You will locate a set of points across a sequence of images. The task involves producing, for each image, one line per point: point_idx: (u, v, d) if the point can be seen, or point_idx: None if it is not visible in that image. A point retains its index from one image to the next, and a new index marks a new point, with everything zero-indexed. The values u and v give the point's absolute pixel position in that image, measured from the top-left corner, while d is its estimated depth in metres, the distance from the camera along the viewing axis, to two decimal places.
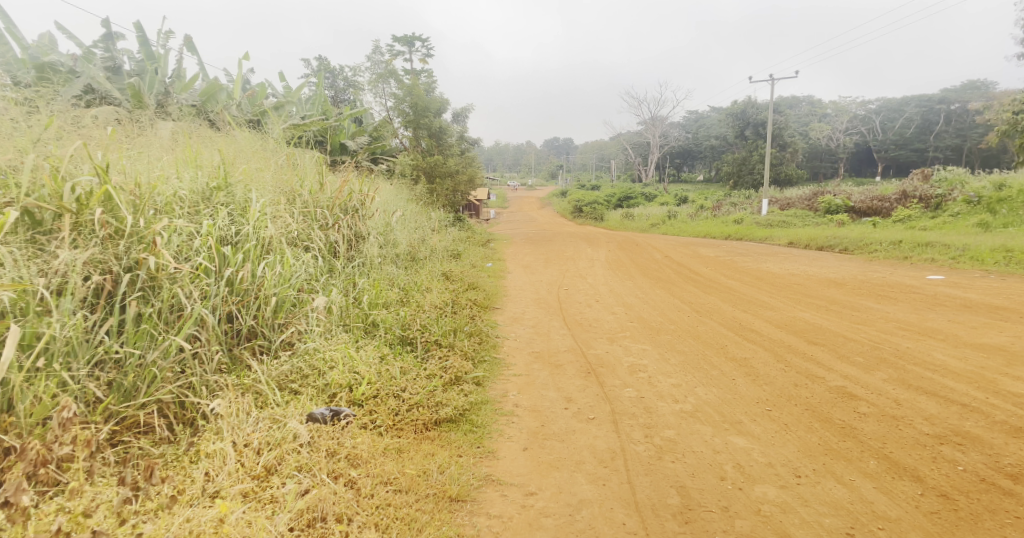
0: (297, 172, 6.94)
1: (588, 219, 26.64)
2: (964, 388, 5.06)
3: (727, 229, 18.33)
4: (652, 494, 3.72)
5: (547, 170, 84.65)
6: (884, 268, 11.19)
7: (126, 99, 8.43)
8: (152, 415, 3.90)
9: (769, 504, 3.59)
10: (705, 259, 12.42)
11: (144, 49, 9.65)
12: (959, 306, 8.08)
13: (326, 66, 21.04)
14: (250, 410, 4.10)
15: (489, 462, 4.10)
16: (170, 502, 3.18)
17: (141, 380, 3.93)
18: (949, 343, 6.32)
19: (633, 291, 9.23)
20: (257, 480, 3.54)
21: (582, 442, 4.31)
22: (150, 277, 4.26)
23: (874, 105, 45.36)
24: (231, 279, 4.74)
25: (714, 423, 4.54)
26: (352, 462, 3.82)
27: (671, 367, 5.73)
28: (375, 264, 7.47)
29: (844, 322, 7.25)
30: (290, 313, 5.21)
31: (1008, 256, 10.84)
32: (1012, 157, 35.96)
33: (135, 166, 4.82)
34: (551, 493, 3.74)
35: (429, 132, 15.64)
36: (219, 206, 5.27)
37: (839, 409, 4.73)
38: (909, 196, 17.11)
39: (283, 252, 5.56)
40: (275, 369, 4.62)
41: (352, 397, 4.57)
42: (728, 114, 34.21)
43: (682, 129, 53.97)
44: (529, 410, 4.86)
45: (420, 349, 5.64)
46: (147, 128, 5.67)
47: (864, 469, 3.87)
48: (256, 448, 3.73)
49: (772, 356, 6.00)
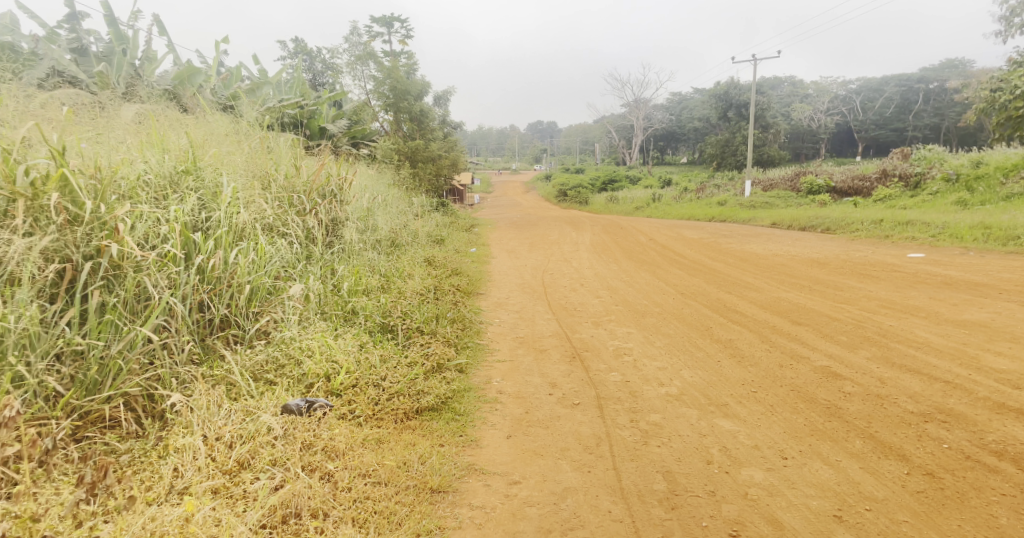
0: (271, 156, 6.78)
1: (573, 204, 26.61)
2: (946, 365, 5.06)
3: (711, 211, 18.34)
4: (637, 480, 3.66)
5: (531, 155, 84.31)
6: (865, 247, 11.24)
7: (92, 82, 8.19)
8: (118, 408, 3.80)
9: (756, 488, 3.54)
10: (688, 241, 12.39)
11: (111, 30, 9.40)
12: (940, 283, 8.10)
13: (303, 48, 20.65)
14: (222, 402, 4.00)
15: (471, 450, 4.02)
16: (128, 503, 3.07)
17: (105, 373, 3.82)
18: (930, 321, 6.32)
19: (617, 275, 9.17)
20: (228, 475, 3.44)
21: (566, 429, 4.25)
22: (113, 265, 4.14)
23: (854, 85, 45.56)
24: (202, 267, 4.64)
25: (700, 406, 4.49)
26: (329, 454, 3.71)
27: (656, 350, 5.68)
28: (354, 251, 7.34)
29: (827, 301, 7.24)
30: (265, 301, 5.13)
31: (987, 232, 10.91)
32: (988, 134, 36.35)
33: (94, 149, 4.68)
34: (535, 481, 3.67)
35: (410, 116, 15.42)
36: (187, 191, 5.16)
37: (824, 389, 4.70)
38: (889, 175, 17.22)
39: (256, 239, 5.46)
40: (249, 359, 4.52)
41: (329, 387, 4.47)
42: (710, 96, 34.13)
43: (666, 110, 53.80)
44: (513, 396, 4.78)
45: (401, 337, 5.53)
46: (110, 111, 5.50)
47: (849, 449, 3.84)
48: (227, 442, 3.62)
49: (757, 337, 5.97)
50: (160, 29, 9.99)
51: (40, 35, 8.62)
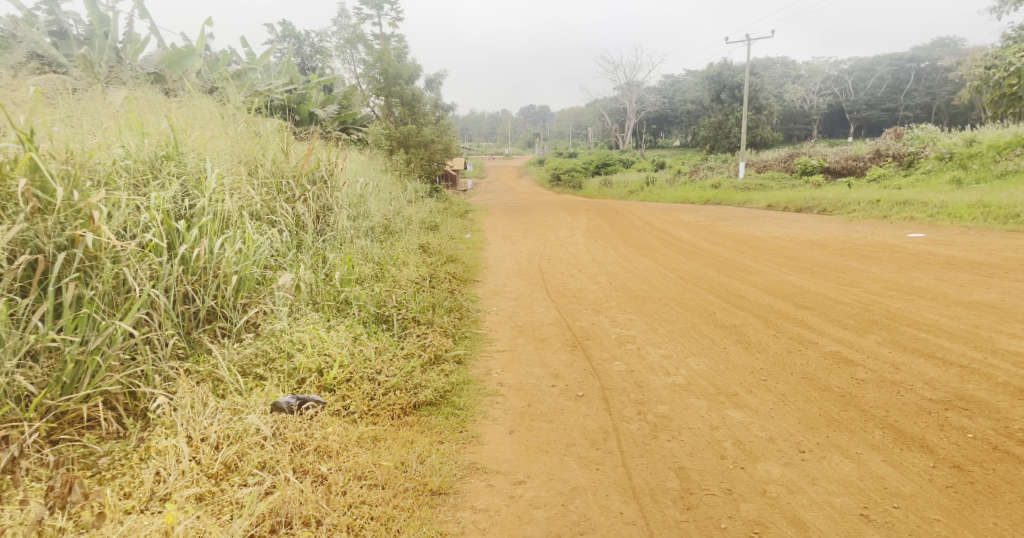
0: (258, 140, 6.53)
1: (567, 189, 26.37)
2: (960, 349, 4.89)
3: (705, 194, 18.12)
4: (649, 478, 3.47)
5: (524, 140, 83.77)
6: (864, 227, 11.07)
7: (74, 65, 7.95)
8: (97, 408, 3.61)
9: (775, 485, 3.37)
10: (686, 224, 12.21)
11: (93, 12, 9.13)
12: (943, 263, 7.94)
13: (290, 31, 20.21)
14: (208, 400, 3.78)
15: (473, 448, 3.83)
16: (96, 520, 2.85)
17: (82, 371, 3.63)
18: (939, 302, 6.15)
19: (615, 260, 8.97)
20: (214, 479, 3.22)
21: (571, 423, 4.05)
22: (89, 255, 3.96)
23: (846, 66, 45.28)
24: (186, 257, 4.47)
25: (709, 397, 4.30)
26: (322, 455, 3.50)
27: (659, 338, 5.48)
28: (346, 238, 7.11)
29: (831, 284, 7.06)
30: (253, 292, 4.95)
31: (986, 210, 10.76)
32: (979, 113, 36.26)
33: (67, 134, 4.51)
34: (541, 480, 3.48)
35: (401, 100, 15.11)
36: (170, 177, 5.00)
37: (836, 376, 4.52)
38: (883, 155, 17.06)
39: (243, 227, 5.29)
40: (236, 353, 4.32)
41: (322, 382, 4.26)
42: (703, 77, 33.77)
43: (658, 93, 53.39)
44: (514, 389, 4.59)
45: (396, 328, 5.32)
46: (89, 95, 5.30)
47: (870, 441, 3.66)
48: (213, 443, 3.41)
49: (762, 322, 5.78)
50: (141, 12, 9.71)
51: (18, 18, 8.38)
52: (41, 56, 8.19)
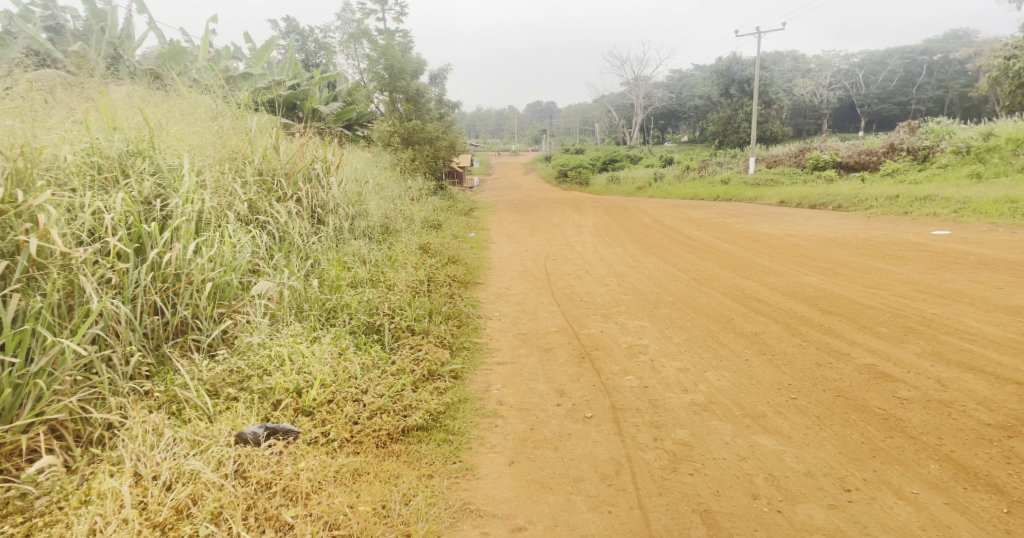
0: (246, 134, 6.09)
1: (572, 184, 25.85)
2: (1011, 362, 4.37)
3: (716, 190, 17.57)
4: (670, 525, 3.00)
5: (529, 137, 83.14)
6: (884, 224, 10.49)
7: (62, 60, 7.63)
8: (39, 438, 3.17)
9: (820, 534, 2.89)
10: (698, 222, 11.68)
11: (90, 5, 8.83)
12: (975, 263, 7.40)
13: (293, 26, 19.89)
14: (166, 430, 3.33)
15: (467, 483, 3.36)
16: None
17: (25, 396, 3.19)
18: (978, 307, 5.62)
19: (624, 260, 8.46)
20: (158, 529, 2.79)
21: (579, 451, 3.58)
22: (35, 262, 3.54)
23: (856, 60, 44.49)
24: (155, 263, 4.04)
25: (734, 419, 3.82)
26: (291, 496, 3.06)
27: (674, 348, 4.99)
28: (339, 240, 6.66)
29: (857, 286, 6.53)
30: (232, 300, 4.50)
31: (1012, 206, 10.17)
32: (993, 107, 35.39)
33: (21, 128, 4.10)
34: (544, 527, 3.01)
35: (406, 96, 14.66)
36: (141, 172, 4.55)
37: (875, 394, 4.02)
38: (897, 149, 16.41)
39: (222, 226, 4.82)
40: (205, 371, 3.85)
41: (300, 404, 3.78)
42: (711, 72, 33.08)
43: (665, 88, 52.72)
44: (515, 409, 4.11)
45: (388, 339, 4.85)
46: (58, 93, 4.92)
47: (926, 478, 3.18)
48: (164, 482, 2.98)
49: (786, 329, 5.28)
50: (140, 4, 9.33)
51: (12, 12, 8.04)
52: (35, 51, 7.89)
